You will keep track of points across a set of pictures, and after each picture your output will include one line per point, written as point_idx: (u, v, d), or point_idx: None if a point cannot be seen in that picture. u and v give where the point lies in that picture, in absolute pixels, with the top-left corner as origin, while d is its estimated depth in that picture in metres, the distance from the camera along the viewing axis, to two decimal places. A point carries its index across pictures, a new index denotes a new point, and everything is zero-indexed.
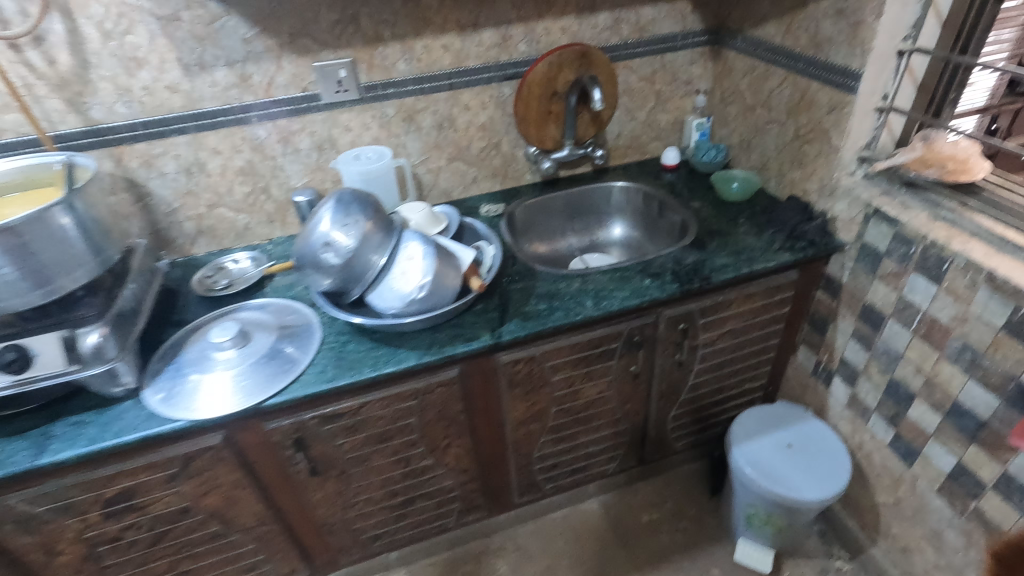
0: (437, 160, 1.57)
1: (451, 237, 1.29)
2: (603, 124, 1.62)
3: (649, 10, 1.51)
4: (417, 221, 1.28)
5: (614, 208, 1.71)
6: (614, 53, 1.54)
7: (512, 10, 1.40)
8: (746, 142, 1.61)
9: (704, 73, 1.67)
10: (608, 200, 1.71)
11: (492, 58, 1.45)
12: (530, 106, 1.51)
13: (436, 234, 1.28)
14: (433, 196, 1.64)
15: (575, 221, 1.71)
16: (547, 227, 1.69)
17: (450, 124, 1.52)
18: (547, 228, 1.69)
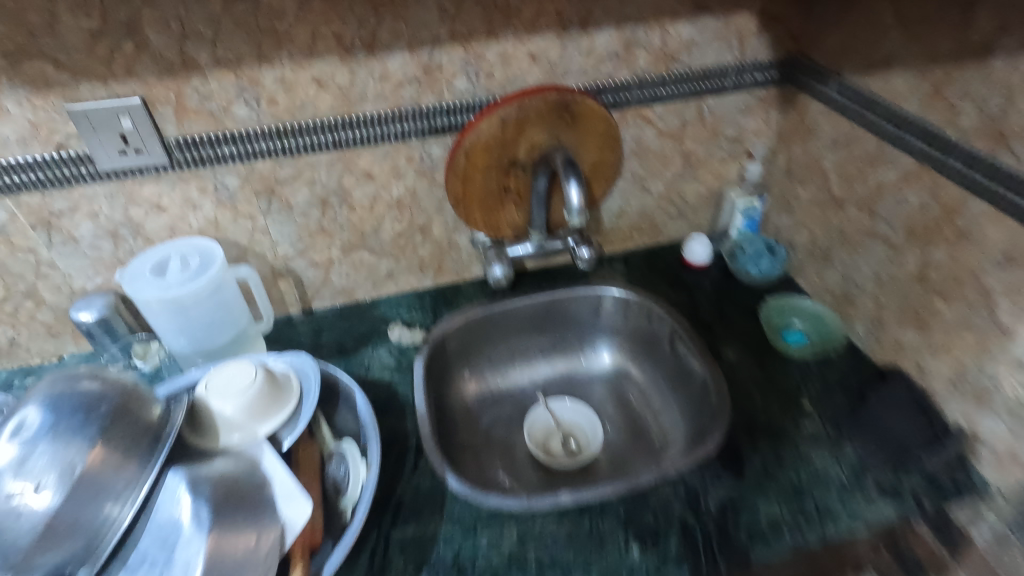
0: (326, 249, 0.99)
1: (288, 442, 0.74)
2: (594, 202, 1.01)
3: (684, 29, 0.89)
4: (230, 413, 0.72)
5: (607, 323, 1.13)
6: (620, 97, 0.93)
7: (440, 22, 0.79)
8: (820, 248, 1.01)
9: (760, 126, 1.06)
10: (598, 312, 1.12)
11: (407, 100, 0.85)
12: (472, 182, 0.90)
13: (263, 435, 0.73)
14: (325, 296, 1.06)
15: (545, 337, 1.14)
16: (503, 347, 1.12)
17: (342, 200, 0.94)
18: (503, 349, 1.12)
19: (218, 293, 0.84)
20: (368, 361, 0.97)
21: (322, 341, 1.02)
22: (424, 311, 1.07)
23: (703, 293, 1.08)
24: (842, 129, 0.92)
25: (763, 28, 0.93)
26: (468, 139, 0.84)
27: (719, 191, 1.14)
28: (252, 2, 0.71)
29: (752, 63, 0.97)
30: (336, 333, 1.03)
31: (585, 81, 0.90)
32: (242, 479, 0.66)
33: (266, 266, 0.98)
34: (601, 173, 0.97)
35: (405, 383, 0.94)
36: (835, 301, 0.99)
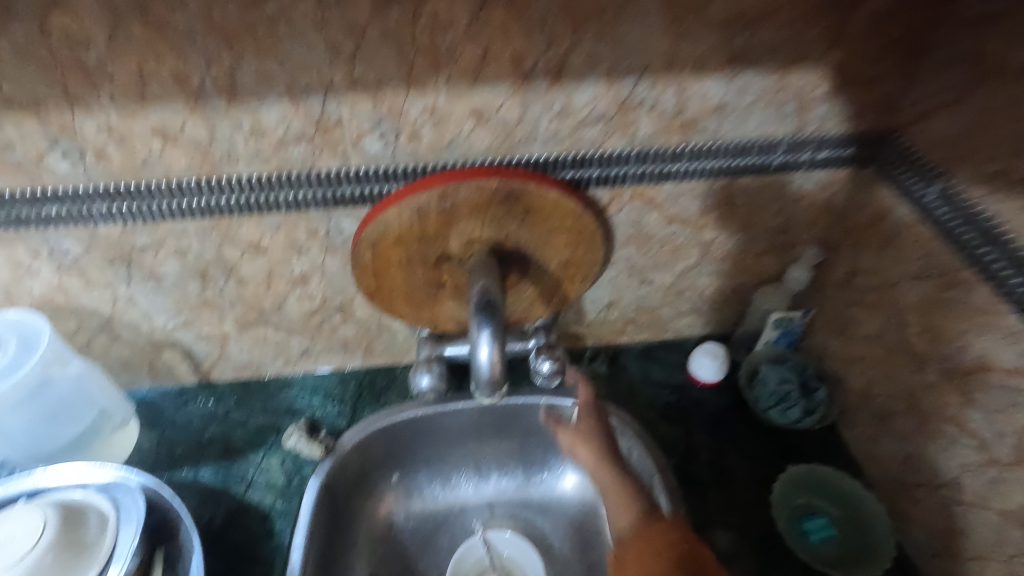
0: (216, 323, 0.78)
1: None
2: (564, 302, 0.75)
3: (713, 88, 0.60)
4: None
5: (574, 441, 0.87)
6: (610, 173, 0.65)
7: (331, 63, 0.53)
8: (878, 404, 0.72)
9: (817, 217, 0.75)
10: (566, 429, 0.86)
11: (297, 162, 0.61)
12: (389, 276, 0.66)
13: None
14: (225, 370, 0.86)
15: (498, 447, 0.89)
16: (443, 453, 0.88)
17: (227, 273, 0.71)
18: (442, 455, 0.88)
19: (40, 395, 0.68)
20: (251, 476, 0.77)
21: (207, 434, 0.82)
22: (339, 407, 0.85)
23: (703, 430, 0.80)
24: (938, 257, 0.61)
25: (838, 91, 0.62)
26: (372, 230, 0.59)
27: (748, 289, 0.84)
28: (37, 23, 0.48)
29: (815, 137, 0.66)
30: (227, 423, 0.83)
31: (558, 151, 0.63)
32: None
33: (142, 336, 0.78)
34: (573, 273, 0.70)
35: (286, 516, 0.74)
36: (887, 482, 0.71)
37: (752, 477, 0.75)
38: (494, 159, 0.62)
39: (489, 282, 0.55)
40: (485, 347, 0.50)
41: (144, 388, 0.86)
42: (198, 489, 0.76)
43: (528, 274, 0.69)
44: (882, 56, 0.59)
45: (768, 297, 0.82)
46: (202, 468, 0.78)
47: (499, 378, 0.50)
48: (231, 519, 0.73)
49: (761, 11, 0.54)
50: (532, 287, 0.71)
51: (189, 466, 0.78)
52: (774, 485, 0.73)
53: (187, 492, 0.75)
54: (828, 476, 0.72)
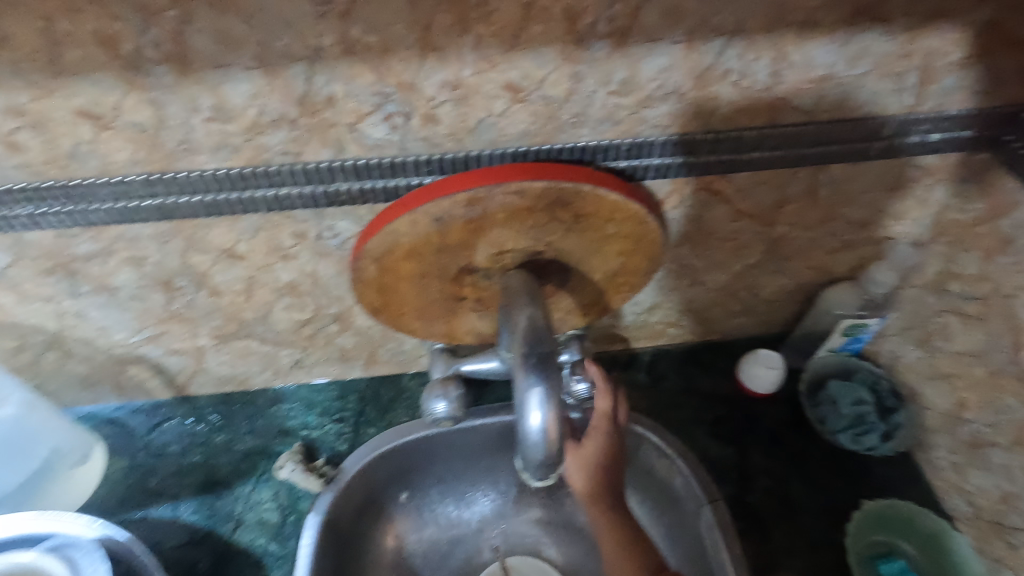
0: (190, 336, 0.65)
1: None
2: (605, 312, 0.63)
3: (819, 54, 0.46)
4: None
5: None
6: (675, 161, 0.52)
7: (317, 21, 0.38)
8: (971, 431, 0.62)
9: (910, 210, 0.62)
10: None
11: (277, 152, 0.46)
12: (398, 292, 0.53)
13: None
14: (205, 384, 0.74)
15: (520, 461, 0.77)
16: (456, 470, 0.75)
17: (197, 283, 0.58)
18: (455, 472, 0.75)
19: None
20: (241, 512, 0.67)
21: (187, 460, 0.71)
22: (339, 426, 0.74)
23: (758, 452, 0.71)
24: None
25: (975, 58, 0.48)
26: (378, 242, 0.46)
27: (813, 288, 0.72)
28: None
29: (931, 117, 0.52)
30: (209, 446, 0.72)
31: (613, 135, 0.49)
32: None
33: (100, 353, 0.65)
34: (622, 282, 0.57)
35: (284, 561, 0.64)
36: (977, 517, 0.62)
37: (817, 510, 0.66)
38: (531, 147, 0.49)
39: (532, 311, 0.42)
40: (536, 415, 0.37)
41: (110, 405, 0.74)
42: (180, 529, 0.65)
43: (568, 284, 0.56)
44: None
45: (837, 299, 0.70)
46: (183, 503, 0.67)
47: (556, 458, 0.38)
48: (220, 563, 0.63)
49: None
50: (569, 298, 0.59)
51: (168, 500, 0.67)
52: (850, 522, 0.65)
53: (167, 535, 0.65)
54: (911, 512, 0.64)
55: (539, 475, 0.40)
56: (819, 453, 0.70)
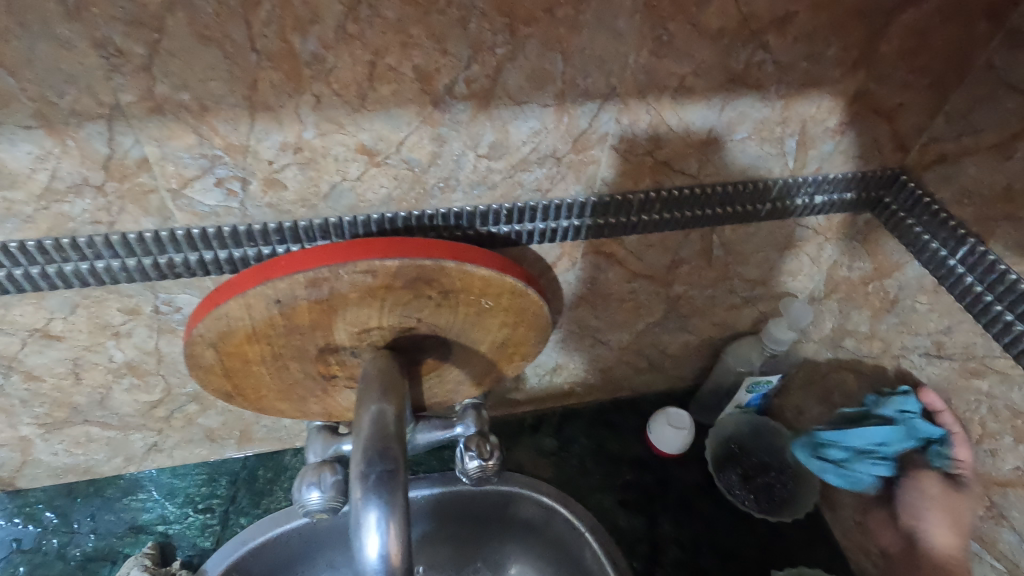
0: (7, 425, 0.55)
1: None
2: (499, 381, 0.58)
3: (697, 119, 0.44)
4: None
5: (511, 525, 0.69)
6: (560, 225, 0.48)
7: (111, 76, 0.32)
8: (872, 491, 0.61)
9: (803, 267, 0.62)
10: (502, 513, 0.69)
11: (84, 221, 0.39)
12: (249, 376, 0.46)
13: None
14: (38, 476, 0.63)
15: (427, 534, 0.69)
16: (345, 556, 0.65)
17: (5, 368, 0.48)
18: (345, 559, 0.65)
19: None
20: None
21: (7, 574, 0.59)
22: (204, 518, 0.64)
23: (669, 519, 0.67)
24: (961, 335, 0.49)
25: (850, 124, 0.48)
26: (208, 326, 0.39)
27: (717, 343, 0.71)
28: None
29: (814, 179, 0.52)
30: (40, 554, 0.60)
31: (489, 200, 0.45)
32: None
33: None
34: (512, 353, 0.52)
35: None
36: None
37: None
38: (397, 213, 0.44)
39: (383, 406, 0.37)
40: (374, 541, 0.32)
41: None
42: None
43: (451, 357, 0.51)
44: (908, 84, 0.46)
45: (740, 354, 0.69)
46: None
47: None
48: None
49: (770, 19, 0.39)
50: (457, 370, 0.53)
51: None
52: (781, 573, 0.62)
53: None
54: None
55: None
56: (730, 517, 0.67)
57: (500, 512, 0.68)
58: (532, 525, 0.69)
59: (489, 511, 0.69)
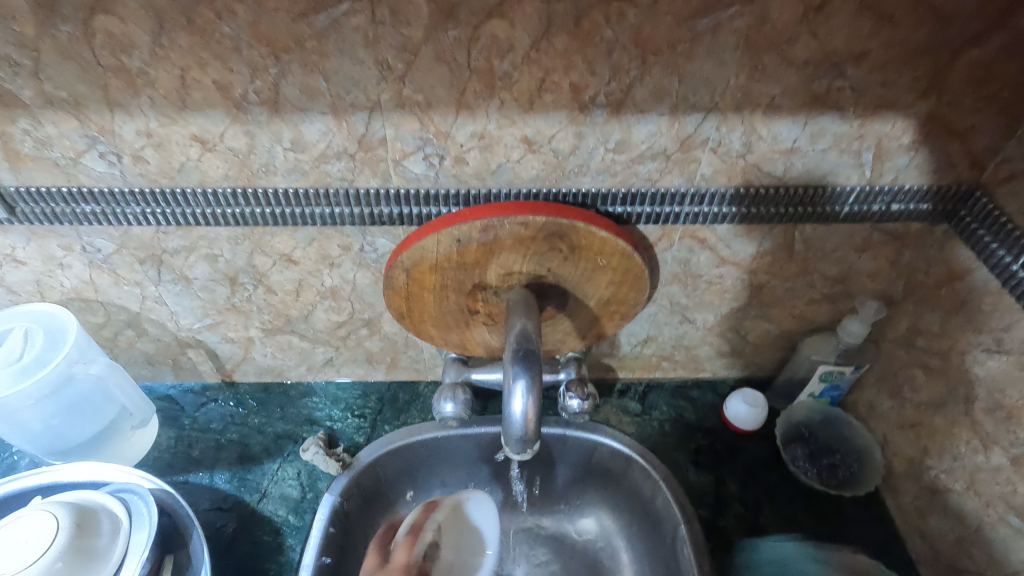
0: (243, 327, 0.76)
1: None
2: (600, 337, 0.71)
3: (784, 131, 0.55)
4: None
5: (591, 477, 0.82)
6: (663, 210, 0.61)
7: (380, 81, 0.50)
8: (932, 477, 0.67)
9: (881, 269, 0.70)
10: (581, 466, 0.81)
11: (336, 178, 0.58)
12: (421, 301, 0.63)
13: None
14: (248, 372, 0.84)
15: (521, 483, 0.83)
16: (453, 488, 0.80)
17: (257, 280, 0.69)
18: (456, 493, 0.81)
19: (63, 391, 0.67)
20: (266, 486, 0.75)
21: (226, 437, 0.80)
22: (359, 421, 0.83)
23: (736, 482, 0.76)
24: (1018, 332, 0.56)
25: (922, 143, 0.57)
26: (409, 255, 0.57)
27: (796, 335, 0.79)
28: (80, 23, 0.46)
29: (890, 189, 0.61)
30: (246, 427, 0.82)
31: (610, 184, 0.59)
32: None
33: (168, 334, 0.77)
34: (614, 310, 0.66)
35: (298, 532, 0.72)
36: (934, 559, 0.67)
37: (788, 540, 0.71)
38: (541, 189, 0.59)
39: (526, 321, 0.52)
40: (520, 401, 0.47)
41: (166, 383, 0.85)
42: (212, 494, 0.74)
43: (565, 308, 0.65)
44: (976, 110, 0.54)
45: (816, 346, 0.77)
46: (218, 473, 0.76)
47: (534, 436, 0.47)
48: (242, 528, 0.72)
49: (848, 54, 0.50)
50: (568, 322, 0.68)
51: (205, 469, 0.77)
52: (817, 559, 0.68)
53: (203, 497, 0.74)
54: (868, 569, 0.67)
55: (520, 450, 0.50)
56: (793, 489, 0.75)
57: (578, 463, 0.82)
58: (604, 476, 0.82)
59: (570, 461, 0.82)
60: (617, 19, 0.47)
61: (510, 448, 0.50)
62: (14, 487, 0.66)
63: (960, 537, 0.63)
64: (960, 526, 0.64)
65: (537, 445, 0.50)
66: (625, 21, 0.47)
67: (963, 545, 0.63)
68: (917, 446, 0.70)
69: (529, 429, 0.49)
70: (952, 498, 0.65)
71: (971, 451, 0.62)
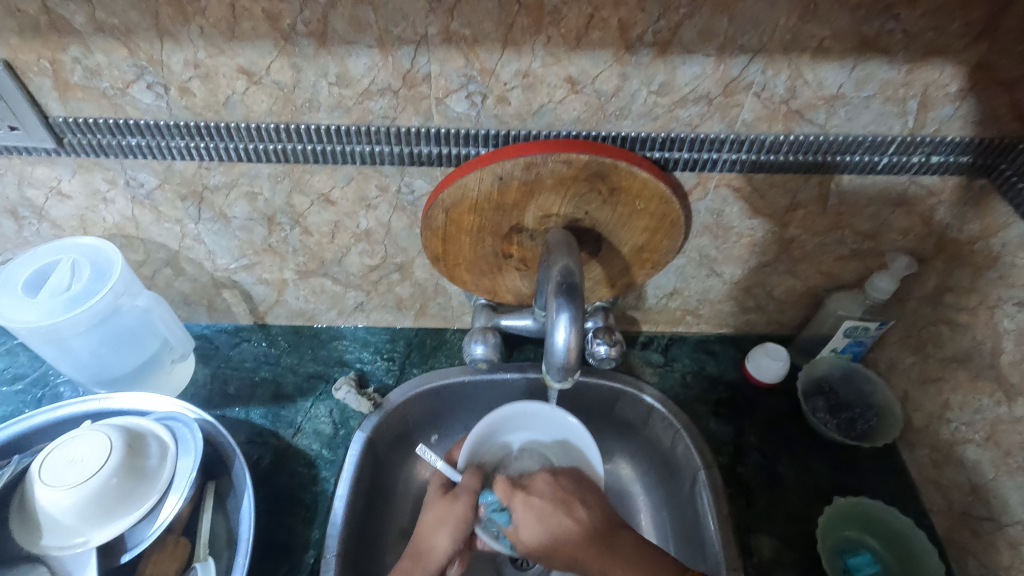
0: (277, 269, 0.78)
1: (89, 533, 0.56)
2: (629, 287, 0.71)
3: (830, 76, 0.55)
4: (59, 474, 0.57)
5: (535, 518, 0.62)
6: (702, 157, 0.61)
7: (428, 15, 0.50)
8: (951, 430, 0.69)
9: (914, 226, 0.70)
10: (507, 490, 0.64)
11: (378, 115, 0.58)
12: (457, 243, 0.64)
13: (70, 519, 0.56)
14: (280, 315, 0.86)
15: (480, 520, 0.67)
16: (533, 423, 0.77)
17: (294, 220, 0.70)
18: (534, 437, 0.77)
19: (109, 320, 0.69)
20: (300, 422, 0.78)
21: (259, 375, 0.83)
22: (388, 364, 0.85)
23: (755, 432, 0.78)
24: None
25: (969, 93, 0.56)
26: (449, 194, 0.57)
27: (822, 292, 0.80)
28: None
29: (931, 140, 0.60)
30: (279, 367, 0.84)
31: (650, 129, 0.59)
32: (26, 539, 0.56)
33: (204, 274, 0.78)
34: (646, 258, 0.66)
35: (332, 465, 0.74)
36: (948, 509, 0.69)
37: (804, 487, 0.73)
38: (581, 132, 0.59)
39: (569, 259, 0.52)
40: (562, 333, 0.49)
41: (201, 324, 0.87)
42: (248, 428, 0.77)
43: (599, 255, 0.66)
44: None
45: (842, 302, 0.77)
46: (254, 408, 0.79)
47: (575, 364, 0.50)
48: (279, 460, 0.75)
49: None
50: (599, 269, 0.68)
51: (241, 404, 0.79)
52: (822, 517, 0.70)
53: (240, 430, 0.77)
54: (880, 513, 0.69)
55: (561, 378, 0.52)
56: (811, 441, 0.77)
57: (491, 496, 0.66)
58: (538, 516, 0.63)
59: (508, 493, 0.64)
60: None
61: (551, 376, 0.53)
62: (66, 412, 0.69)
63: (976, 488, 0.65)
64: (976, 477, 0.65)
65: (577, 374, 0.53)
66: None
67: (978, 495, 0.65)
68: (937, 401, 0.71)
69: (571, 358, 0.51)
70: (970, 450, 0.66)
71: (994, 404, 0.63)
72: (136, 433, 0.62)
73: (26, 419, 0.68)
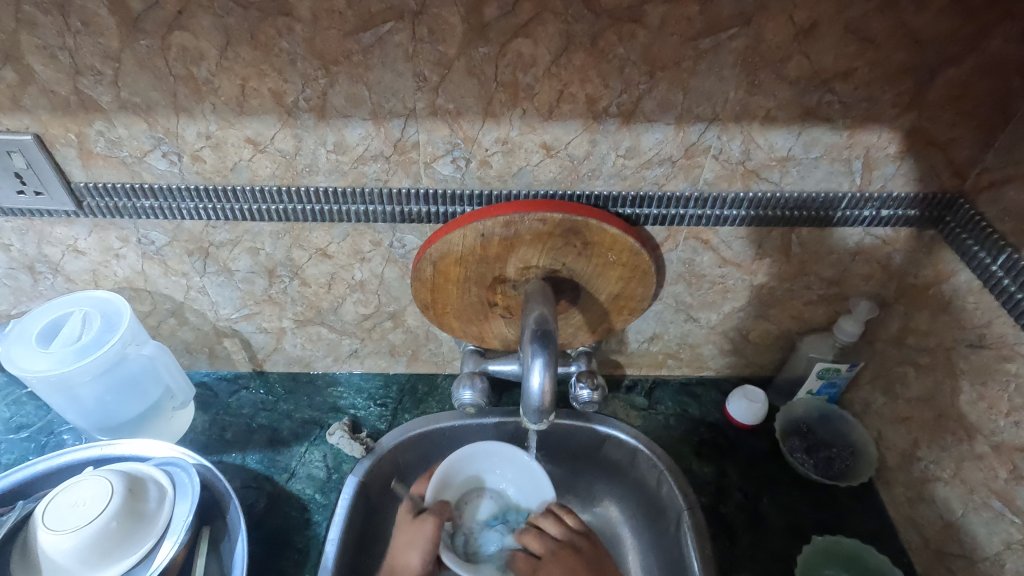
0: (276, 318, 0.82)
1: None
2: (609, 332, 0.75)
3: (780, 141, 0.61)
4: (58, 519, 0.59)
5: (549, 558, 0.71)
6: (669, 212, 0.67)
7: (416, 92, 0.57)
8: (922, 468, 0.71)
9: (875, 273, 0.74)
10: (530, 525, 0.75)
11: (371, 178, 0.64)
12: (445, 293, 0.68)
13: (69, 563, 0.58)
14: (278, 362, 0.90)
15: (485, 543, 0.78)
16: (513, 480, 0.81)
17: (293, 273, 0.75)
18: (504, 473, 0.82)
19: (116, 368, 0.73)
20: (294, 467, 0.81)
21: (256, 421, 0.86)
22: (381, 409, 0.88)
23: (736, 472, 0.81)
24: (996, 327, 0.61)
25: (907, 153, 0.62)
26: (436, 248, 0.63)
27: (795, 336, 0.84)
28: (158, 38, 0.53)
29: (880, 195, 0.66)
30: (276, 413, 0.87)
31: (620, 188, 0.64)
32: None
33: (207, 323, 0.83)
34: (623, 305, 0.71)
35: (324, 509, 0.76)
36: (925, 548, 0.70)
37: (786, 527, 0.75)
38: (557, 190, 0.65)
39: (544, 310, 0.57)
40: (537, 377, 0.53)
41: (202, 372, 0.91)
42: (244, 473, 0.79)
43: (578, 303, 0.70)
44: (957, 123, 0.59)
45: (814, 345, 0.81)
46: (250, 454, 0.82)
47: (549, 408, 0.54)
48: (273, 505, 0.77)
49: (836, 72, 0.55)
50: (580, 316, 0.72)
51: (237, 450, 0.82)
52: (805, 555, 0.71)
53: (236, 475, 0.79)
54: (859, 552, 0.71)
55: (537, 420, 0.56)
56: (791, 480, 0.79)
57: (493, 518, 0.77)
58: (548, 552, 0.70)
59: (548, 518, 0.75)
60: (628, 38, 0.53)
61: (528, 418, 0.56)
62: (68, 459, 0.72)
63: (949, 526, 0.67)
64: (946, 514, 0.68)
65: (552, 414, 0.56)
66: (636, 39, 0.53)
67: (950, 532, 0.67)
68: (907, 441, 0.74)
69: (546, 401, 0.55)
70: (940, 488, 0.68)
71: (956, 441, 0.66)
72: (135, 478, 0.65)
73: (31, 465, 0.71)
